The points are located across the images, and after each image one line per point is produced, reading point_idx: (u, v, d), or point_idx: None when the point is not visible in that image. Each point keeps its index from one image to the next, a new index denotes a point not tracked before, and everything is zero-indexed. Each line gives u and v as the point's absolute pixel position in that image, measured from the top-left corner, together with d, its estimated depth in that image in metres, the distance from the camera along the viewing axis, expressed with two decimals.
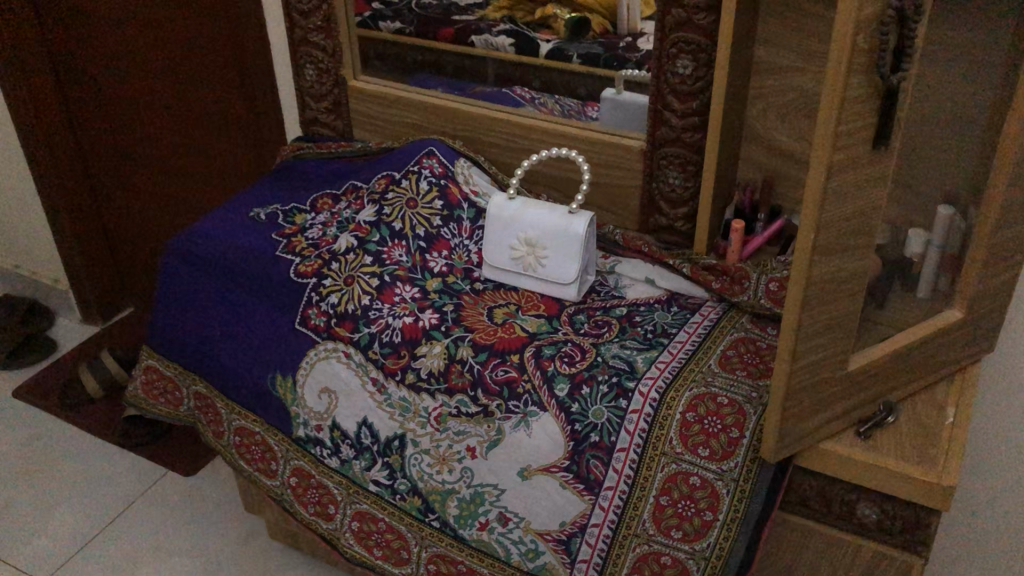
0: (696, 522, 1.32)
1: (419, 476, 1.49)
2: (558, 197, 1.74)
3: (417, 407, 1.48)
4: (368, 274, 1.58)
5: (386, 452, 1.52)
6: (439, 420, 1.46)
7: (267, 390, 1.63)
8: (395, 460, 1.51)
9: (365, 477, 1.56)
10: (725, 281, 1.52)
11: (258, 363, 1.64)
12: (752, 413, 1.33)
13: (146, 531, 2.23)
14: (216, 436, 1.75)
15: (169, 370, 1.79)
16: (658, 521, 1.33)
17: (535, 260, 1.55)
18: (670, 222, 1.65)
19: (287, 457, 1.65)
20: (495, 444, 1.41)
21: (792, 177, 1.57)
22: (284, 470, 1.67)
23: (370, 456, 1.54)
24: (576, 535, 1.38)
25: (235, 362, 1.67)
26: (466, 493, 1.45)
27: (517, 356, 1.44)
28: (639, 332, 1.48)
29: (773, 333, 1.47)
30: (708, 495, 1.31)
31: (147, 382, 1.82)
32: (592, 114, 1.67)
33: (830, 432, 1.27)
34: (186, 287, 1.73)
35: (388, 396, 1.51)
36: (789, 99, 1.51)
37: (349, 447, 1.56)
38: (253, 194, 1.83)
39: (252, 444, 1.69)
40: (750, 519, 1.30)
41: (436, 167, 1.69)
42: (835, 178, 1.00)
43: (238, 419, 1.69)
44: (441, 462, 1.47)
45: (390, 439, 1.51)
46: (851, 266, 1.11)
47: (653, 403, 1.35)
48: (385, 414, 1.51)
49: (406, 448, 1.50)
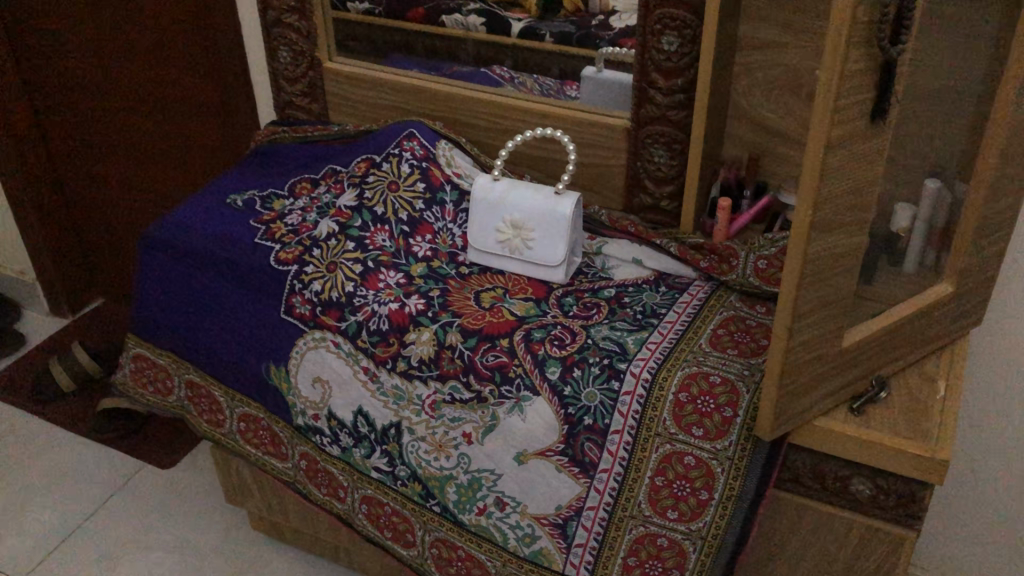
0: (692, 501, 1.33)
1: (418, 463, 1.49)
2: (542, 177, 1.72)
3: (410, 395, 1.47)
4: (351, 260, 1.55)
5: (384, 440, 1.51)
6: (434, 407, 1.45)
7: (264, 380, 1.61)
8: (393, 448, 1.51)
9: (366, 464, 1.55)
10: (713, 260, 1.51)
11: (249, 351, 1.62)
12: (746, 391, 1.32)
13: (128, 526, 2.19)
14: (214, 425, 1.74)
15: (161, 359, 1.74)
16: (654, 502, 1.34)
17: (522, 243, 1.52)
18: (655, 201, 1.63)
19: (293, 443, 1.65)
20: (490, 430, 1.41)
21: (778, 153, 1.55)
22: (293, 453, 1.66)
23: (368, 444, 1.54)
24: (572, 519, 1.39)
25: (225, 351, 1.65)
26: (463, 479, 1.45)
27: (507, 340, 1.42)
28: (629, 313, 1.46)
29: (760, 310, 1.45)
30: (702, 475, 1.32)
31: (137, 370, 1.77)
32: (573, 93, 1.65)
33: (824, 409, 1.27)
34: (164, 277, 1.68)
35: (381, 384, 1.49)
36: (774, 74, 1.49)
37: (347, 436, 1.55)
38: (230, 179, 1.78)
39: (260, 429, 1.68)
40: (744, 496, 1.31)
41: (417, 149, 1.66)
42: (834, 153, 0.99)
43: (241, 407, 1.68)
44: (438, 449, 1.46)
45: (386, 427, 1.50)
46: (846, 242, 1.10)
47: (646, 383, 1.34)
48: (380, 403, 1.50)
49: (403, 436, 1.49)
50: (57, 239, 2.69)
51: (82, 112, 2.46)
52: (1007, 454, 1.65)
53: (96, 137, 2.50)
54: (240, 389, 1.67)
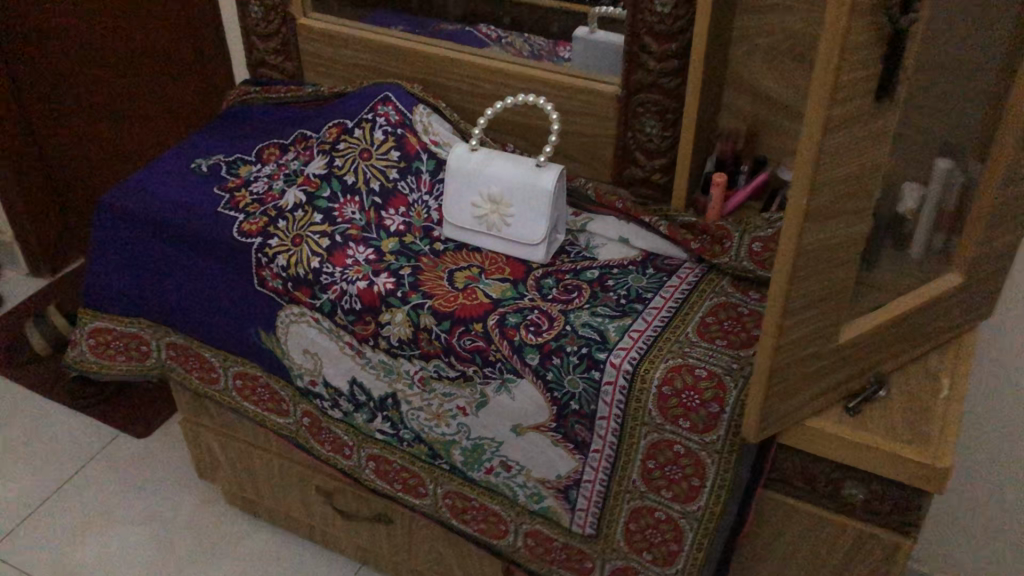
0: (685, 486, 1.25)
1: (420, 429, 1.42)
2: (525, 145, 1.61)
3: (399, 370, 1.39)
4: (317, 234, 1.45)
5: (383, 407, 1.43)
6: (424, 382, 1.37)
7: (257, 345, 1.52)
8: (395, 414, 1.43)
9: (369, 428, 1.47)
10: (705, 241, 1.40)
11: (220, 319, 1.54)
12: (733, 387, 1.20)
13: (102, 497, 2.12)
14: (209, 382, 1.64)
15: (131, 326, 1.65)
16: (648, 481, 1.27)
17: (500, 220, 1.42)
18: (646, 175, 1.52)
19: (295, 402, 1.55)
20: (481, 406, 1.33)
21: (778, 125, 1.44)
22: (295, 410, 1.56)
23: (368, 410, 1.46)
24: (573, 488, 1.33)
25: (206, 313, 1.55)
26: (467, 443, 1.38)
27: (481, 325, 1.31)
28: (612, 298, 1.35)
29: (754, 298, 1.34)
30: (692, 464, 1.23)
31: (98, 342, 1.67)
32: (564, 55, 1.54)
33: (818, 407, 1.17)
34: (123, 246, 1.58)
35: (369, 359, 1.41)
36: (776, 39, 1.37)
37: (346, 403, 1.47)
38: (196, 143, 1.68)
39: (258, 387, 1.57)
40: (737, 484, 1.22)
41: (391, 114, 1.54)
42: (831, 136, 0.88)
43: (235, 365, 1.58)
44: (437, 418, 1.39)
45: (383, 397, 1.42)
46: (843, 232, 0.99)
47: (627, 375, 1.23)
48: (371, 375, 1.42)
49: (401, 406, 1.41)
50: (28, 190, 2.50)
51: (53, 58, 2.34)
52: (1015, 452, 1.56)
53: (67, 83, 2.39)
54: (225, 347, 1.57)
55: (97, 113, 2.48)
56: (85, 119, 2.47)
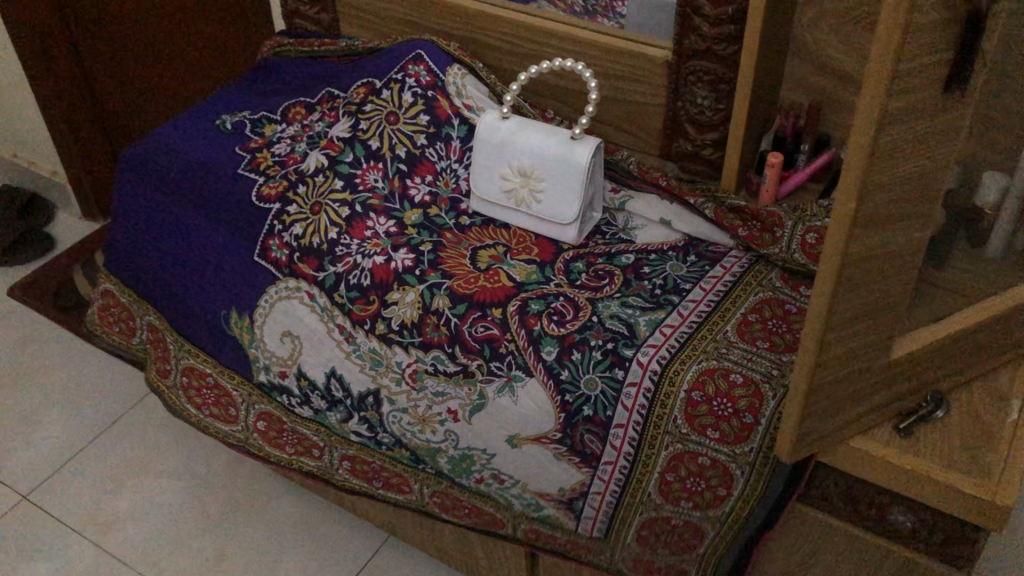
0: (708, 496, 1.11)
1: (401, 432, 1.29)
2: (565, 110, 1.48)
3: (388, 362, 1.28)
4: (337, 202, 1.37)
5: (361, 407, 1.31)
6: (415, 378, 1.26)
7: (222, 329, 1.42)
8: (372, 416, 1.31)
9: (344, 428, 1.35)
10: (754, 228, 1.26)
11: (212, 295, 1.42)
12: (771, 396, 1.09)
13: (132, 450, 1.94)
14: (161, 376, 1.52)
15: (124, 297, 1.54)
16: (666, 494, 1.13)
17: (529, 194, 1.31)
18: (695, 149, 1.39)
19: (249, 402, 1.43)
20: (478, 409, 1.22)
21: (847, 101, 1.29)
22: (247, 414, 1.44)
23: (344, 409, 1.33)
24: (578, 500, 1.19)
25: (201, 285, 1.43)
26: (454, 453, 1.26)
27: (500, 311, 1.23)
28: (646, 286, 1.24)
29: (806, 294, 1.21)
30: (719, 475, 1.10)
31: (103, 307, 1.57)
32: (621, 10, 1.37)
33: (865, 425, 1.04)
34: (138, 203, 1.51)
35: (357, 346, 1.30)
36: (849, 4, 1.22)
37: (319, 399, 1.35)
38: (222, 97, 1.60)
39: (205, 388, 1.47)
40: (770, 498, 1.07)
41: (422, 75, 1.43)
42: (887, 134, 0.75)
43: (188, 358, 1.47)
44: (422, 423, 1.27)
45: (364, 395, 1.30)
46: (901, 240, 0.86)
47: (654, 376, 1.13)
48: (355, 367, 1.30)
49: (383, 405, 1.29)
50: (87, 138, 2.31)
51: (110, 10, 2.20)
52: None
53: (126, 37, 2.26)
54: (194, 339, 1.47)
55: (159, 55, 2.36)
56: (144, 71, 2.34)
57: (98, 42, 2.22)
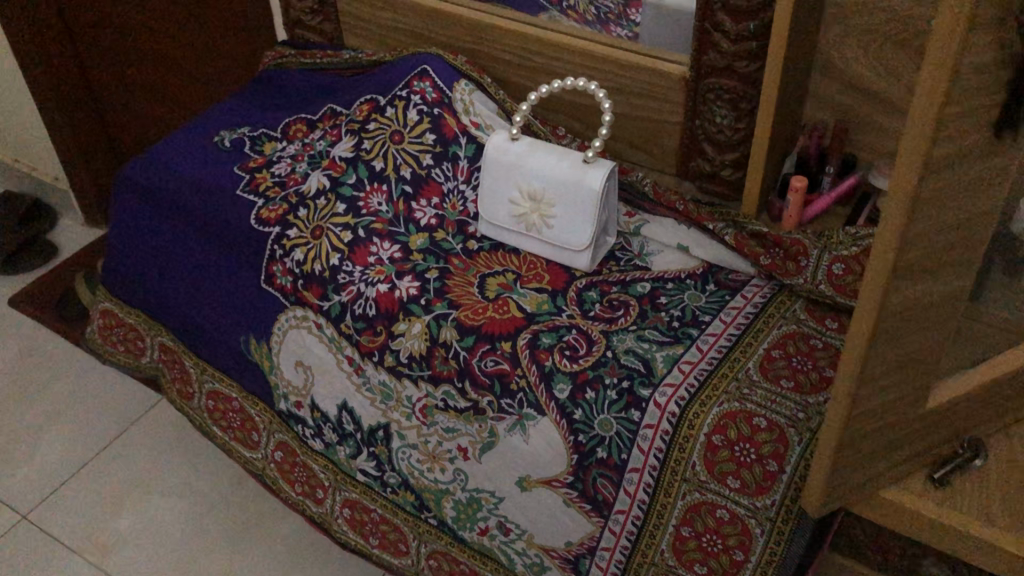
0: (724, 560, 1.06)
1: (409, 471, 1.26)
2: (579, 128, 1.42)
3: (399, 396, 1.23)
4: (339, 226, 1.31)
5: (371, 441, 1.28)
6: (426, 413, 1.22)
7: (243, 355, 1.38)
8: (382, 452, 1.27)
9: (351, 465, 1.32)
10: (777, 256, 1.20)
11: (229, 318, 1.39)
12: (797, 441, 1.03)
13: (135, 468, 1.86)
14: (183, 399, 1.52)
15: (130, 318, 1.53)
16: (679, 552, 1.09)
17: (540, 220, 1.25)
18: (714, 169, 1.32)
19: (270, 430, 1.41)
20: (488, 449, 1.17)
21: (875, 120, 1.22)
22: (267, 442, 1.43)
23: (354, 443, 1.30)
24: (585, 556, 1.15)
25: (211, 307, 1.40)
26: (461, 496, 1.22)
27: (509, 344, 1.17)
28: (663, 318, 1.18)
29: (831, 327, 1.15)
30: (737, 534, 1.05)
31: (105, 325, 1.56)
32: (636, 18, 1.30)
33: (896, 476, 0.97)
34: (142, 223, 1.47)
35: (367, 379, 1.26)
36: (877, 20, 1.15)
37: (331, 432, 1.32)
38: (222, 112, 1.54)
39: (230, 412, 1.46)
40: (788, 564, 1.03)
41: (428, 91, 1.37)
42: (930, 183, 0.69)
43: (214, 382, 1.45)
44: (432, 461, 1.23)
45: (374, 428, 1.27)
46: (940, 289, 0.79)
47: (672, 418, 1.07)
48: (365, 400, 1.27)
49: (393, 441, 1.25)
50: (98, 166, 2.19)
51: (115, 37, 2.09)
52: None
53: (131, 67, 2.16)
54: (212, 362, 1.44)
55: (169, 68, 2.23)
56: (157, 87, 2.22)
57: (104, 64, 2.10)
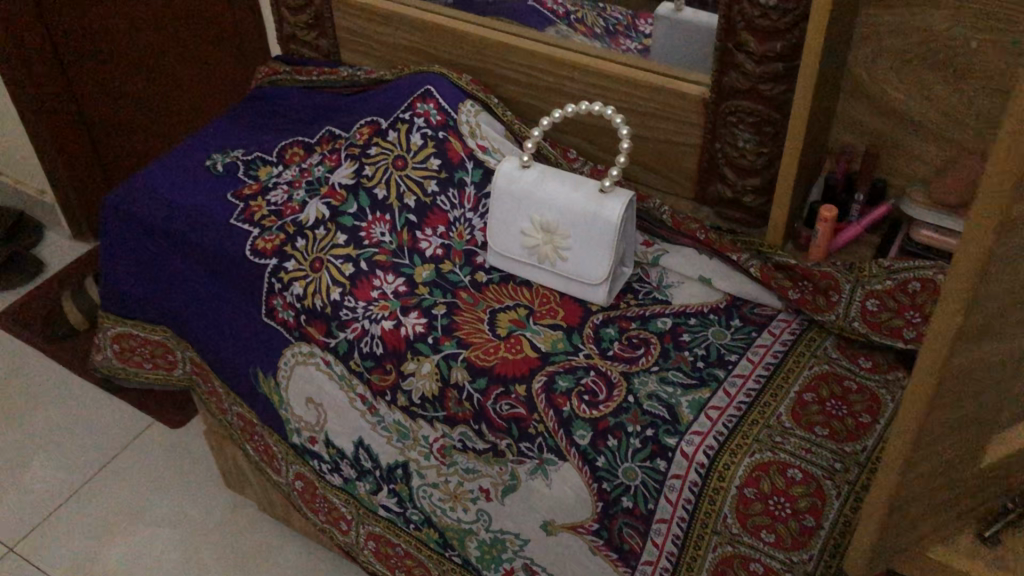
0: None
1: (431, 509, 1.22)
2: (590, 150, 1.35)
3: (415, 435, 1.18)
4: (340, 258, 1.24)
5: (390, 479, 1.23)
6: (444, 453, 1.17)
7: (254, 388, 1.32)
8: (403, 489, 1.23)
9: (372, 501, 1.28)
10: (806, 290, 1.13)
11: (237, 349, 1.32)
12: (834, 496, 0.96)
13: (140, 487, 1.76)
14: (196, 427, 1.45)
15: (153, 334, 1.43)
16: None
17: (553, 252, 1.18)
18: (735, 195, 1.26)
19: (288, 460, 1.35)
20: (510, 491, 1.13)
21: (907, 144, 1.16)
22: (287, 471, 1.37)
23: (373, 480, 1.26)
24: None
25: (214, 337, 1.34)
26: (484, 536, 1.18)
27: (524, 387, 1.09)
28: (687, 358, 1.11)
29: (864, 367, 1.08)
30: None
31: (123, 348, 1.47)
32: (645, 30, 1.26)
33: (944, 533, 0.90)
34: (133, 252, 1.39)
35: (381, 418, 1.20)
36: (912, 41, 1.09)
37: (349, 468, 1.27)
38: (216, 132, 1.47)
39: (255, 437, 1.39)
40: None
41: (433, 114, 1.30)
42: (1007, 240, 0.62)
43: (238, 406, 1.38)
44: (454, 499, 1.19)
45: (393, 466, 1.22)
46: (1008, 347, 0.72)
47: (700, 469, 1.00)
48: (381, 439, 1.21)
49: (413, 478, 1.21)
50: (86, 185, 2.09)
51: (103, 55, 1.98)
52: None
53: (119, 86, 2.04)
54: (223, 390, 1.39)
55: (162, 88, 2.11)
56: (152, 106, 2.11)
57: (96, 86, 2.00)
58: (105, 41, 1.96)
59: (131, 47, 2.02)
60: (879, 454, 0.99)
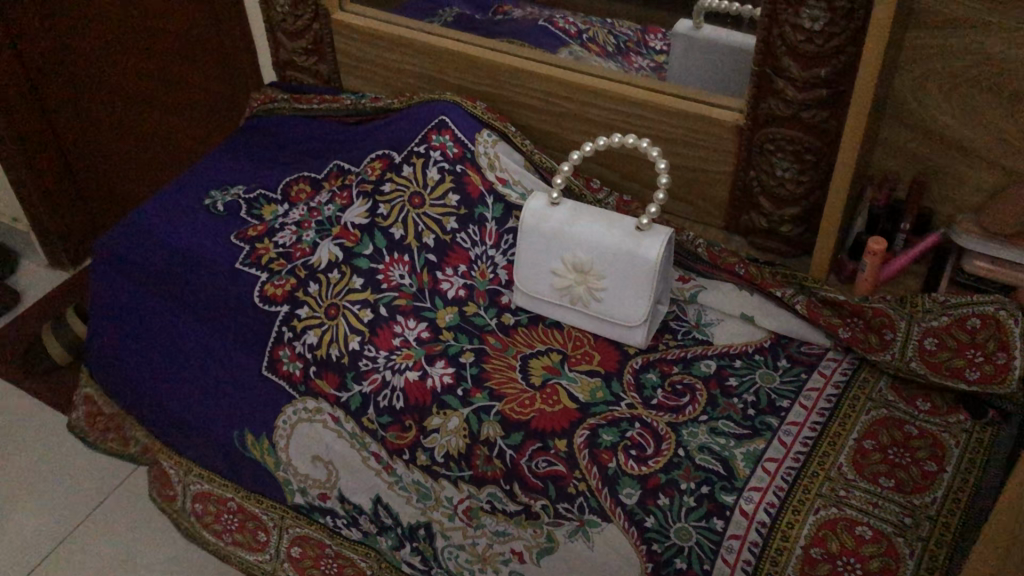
0: None
1: (458, 570, 1.14)
2: (614, 178, 1.28)
3: (437, 496, 1.11)
4: (357, 304, 1.16)
5: (413, 537, 1.15)
6: (470, 515, 1.09)
7: (237, 450, 1.24)
8: (427, 548, 1.15)
9: (395, 556, 1.18)
10: (857, 328, 1.08)
11: (228, 412, 1.23)
12: (908, 555, 0.90)
13: None
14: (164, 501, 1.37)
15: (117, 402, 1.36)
16: None
17: (586, 293, 1.11)
18: (772, 225, 1.20)
19: (281, 526, 1.26)
20: (547, 552, 1.04)
21: (954, 172, 1.10)
22: (277, 542, 1.27)
23: (395, 535, 1.17)
24: None
25: (205, 397, 1.25)
26: None
27: (564, 442, 1.02)
28: (736, 405, 1.04)
29: (923, 410, 1.03)
30: None
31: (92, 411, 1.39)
32: (655, 45, 1.22)
33: None
34: (124, 301, 1.30)
35: (398, 477, 1.12)
36: (961, 64, 1.04)
37: (368, 522, 1.18)
38: (211, 167, 1.38)
39: (224, 514, 1.30)
40: None
41: (449, 146, 1.23)
42: None
43: (197, 485, 1.31)
44: (483, 562, 1.11)
45: (415, 525, 1.14)
46: None
47: (761, 528, 0.94)
48: (401, 499, 1.14)
49: (437, 539, 1.13)
50: (66, 221, 1.96)
51: (85, 84, 1.86)
52: None
53: (100, 115, 1.92)
54: (205, 463, 1.30)
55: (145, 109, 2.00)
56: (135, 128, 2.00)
57: (76, 111, 1.87)
58: (87, 69, 1.85)
59: (115, 74, 1.90)
60: (951, 506, 0.94)
